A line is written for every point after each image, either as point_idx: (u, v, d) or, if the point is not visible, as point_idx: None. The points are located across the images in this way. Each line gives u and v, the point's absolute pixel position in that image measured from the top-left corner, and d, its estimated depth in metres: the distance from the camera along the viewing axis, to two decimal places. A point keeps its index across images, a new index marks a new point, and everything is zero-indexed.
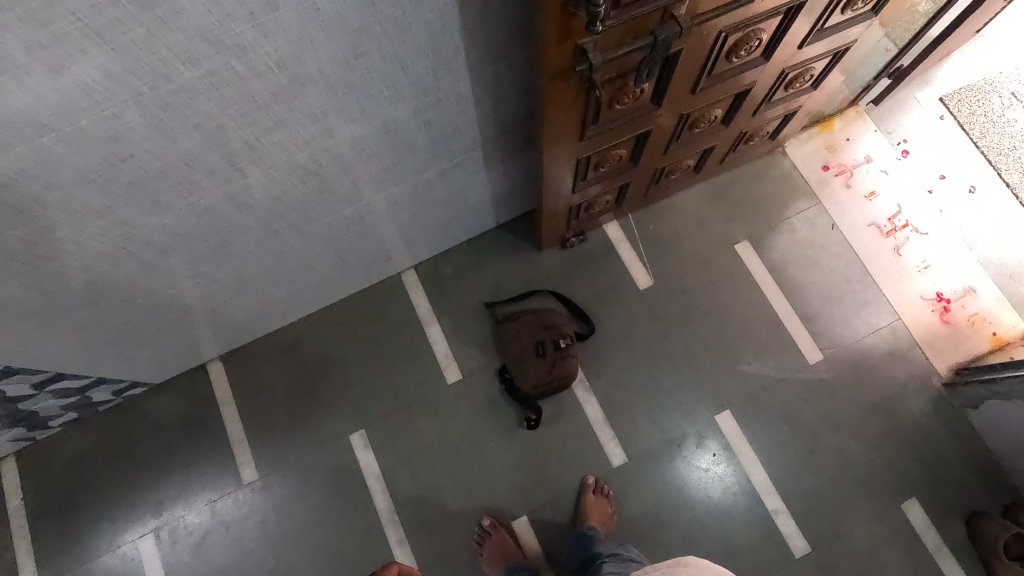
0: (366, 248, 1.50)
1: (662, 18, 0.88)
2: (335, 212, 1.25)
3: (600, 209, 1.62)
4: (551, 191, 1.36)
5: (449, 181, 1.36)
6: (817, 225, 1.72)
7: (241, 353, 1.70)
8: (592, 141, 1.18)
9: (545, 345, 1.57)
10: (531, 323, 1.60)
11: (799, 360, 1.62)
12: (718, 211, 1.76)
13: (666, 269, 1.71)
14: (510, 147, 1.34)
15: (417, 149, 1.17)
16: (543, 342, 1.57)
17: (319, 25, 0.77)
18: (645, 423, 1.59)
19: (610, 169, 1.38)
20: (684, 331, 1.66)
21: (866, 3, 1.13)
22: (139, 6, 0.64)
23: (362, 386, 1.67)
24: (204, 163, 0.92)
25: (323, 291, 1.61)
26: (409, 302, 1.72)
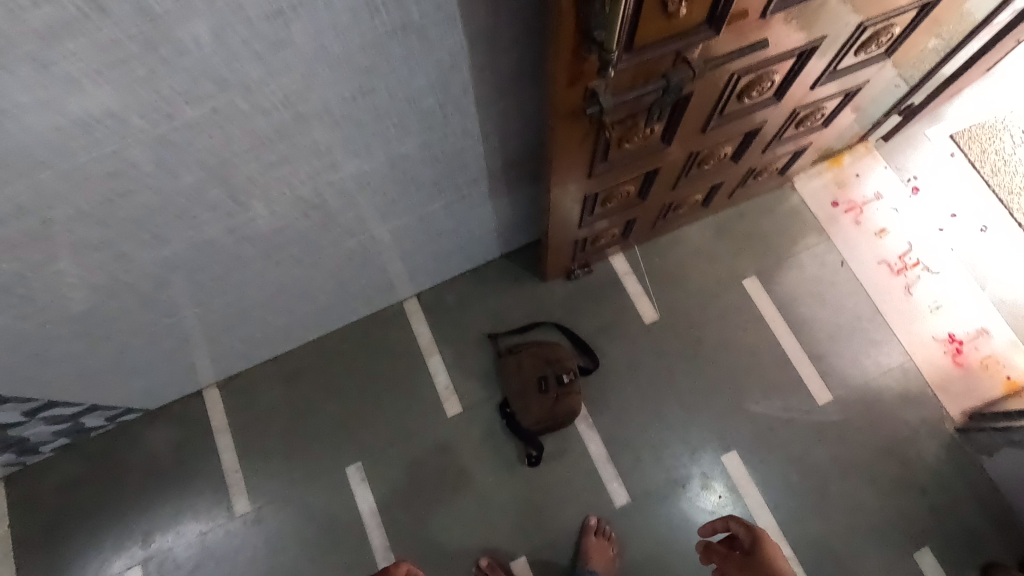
0: (368, 278, 1.48)
1: (675, 62, 0.86)
2: (338, 244, 1.23)
3: (606, 242, 1.59)
4: (557, 225, 1.34)
5: (454, 214, 1.34)
6: (826, 262, 1.70)
7: (238, 380, 1.67)
8: (601, 178, 1.17)
9: (548, 381, 1.53)
10: (535, 357, 1.57)
11: (808, 401, 1.58)
12: (726, 246, 1.74)
13: (672, 304, 1.68)
14: (517, 181, 1.32)
15: (423, 182, 1.15)
16: (546, 377, 1.54)
17: (327, 64, 0.76)
18: (650, 462, 1.55)
19: (617, 204, 1.36)
20: (690, 368, 1.63)
21: (880, 45, 1.12)
22: (142, 46, 0.63)
23: (360, 416, 1.64)
24: (205, 198, 0.90)
25: (324, 319, 1.59)
26: (410, 331, 1.70)
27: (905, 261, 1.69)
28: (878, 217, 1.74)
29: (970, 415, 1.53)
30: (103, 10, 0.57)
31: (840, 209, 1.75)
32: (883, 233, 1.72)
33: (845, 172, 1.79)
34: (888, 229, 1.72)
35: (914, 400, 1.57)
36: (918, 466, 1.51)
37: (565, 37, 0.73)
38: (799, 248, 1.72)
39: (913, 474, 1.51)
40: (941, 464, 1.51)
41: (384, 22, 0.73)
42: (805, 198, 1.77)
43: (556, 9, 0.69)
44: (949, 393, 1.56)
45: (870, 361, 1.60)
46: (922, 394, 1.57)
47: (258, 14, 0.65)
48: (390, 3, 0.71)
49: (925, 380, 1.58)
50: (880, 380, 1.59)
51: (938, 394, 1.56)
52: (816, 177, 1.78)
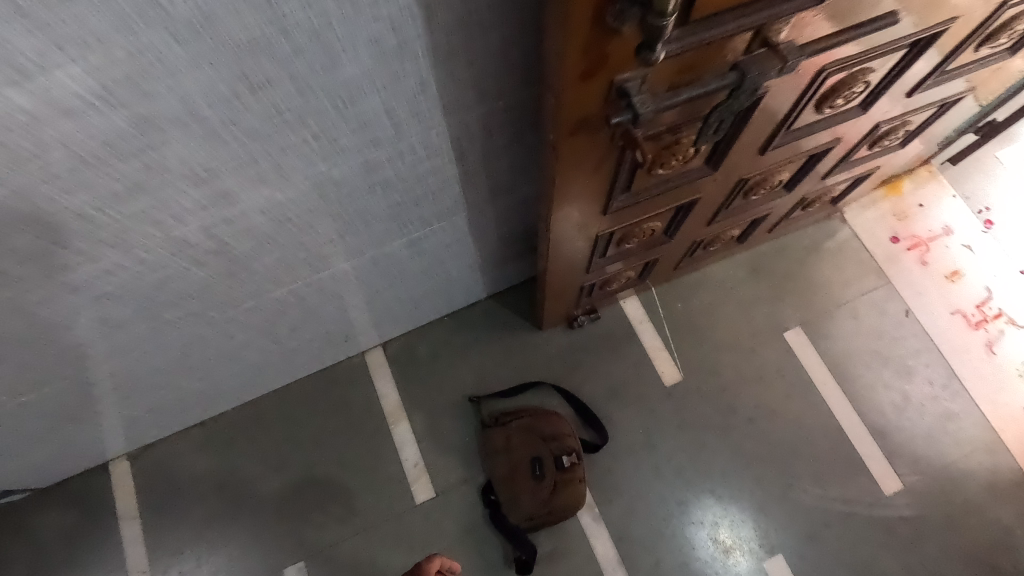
0: (314, 330, 1.15)
1: (749, 45, 0.55)
2: (261, 295, 0.91)
3: (618, 285, 1.28)
4: (558, 269, 1.02)
5: (422, 253, 1.03)
6: (886, 312, 1.38)
7: (155, 450, 1.34)
8: (620, 214, 0.85)
9: (543, 463, 1.21)
10: (528, 431, 1.25)
11: (871, 490, 1.25)
12: (763, 289, 1.42)
13: (698, 361, 1.36)
14: (506, 212, 1.01)
15: (373, 217, 0.84)
16: (542, 459, 1.22)
17: (170, 33, 0.45)
18: (671, 567, 1.22)
19: (637, 244, 1.04)
20: (721, 444, 1.30)
21: (1008, 37, 0.81)
22: None
23: (306, 500, 1.31)
24: (16, 245, 0.58)
25: (263, 378, 1.26)
26: (373, 390, 1.37)
27: (985, 312, 1.37)
28: (948, 257, 1.42)
29: None
30: None
31: (901, 247, 1.43)
32: (955, 277, 1.40)
33: (906, 202, 1.47)
34: (961, 272, 1.41)
35: (1006, 492, 1.24)
36: None
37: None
38: (853, 294, 1.40)
39: None
40: None
41: None
42: (858, 232, 1.45)
43: None
44: None
45: (947, 439, 1.28)
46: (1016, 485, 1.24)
47: None
48: None
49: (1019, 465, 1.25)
50: (961, 464, 1.26)
51: None
52: (870, 207, 1.47)
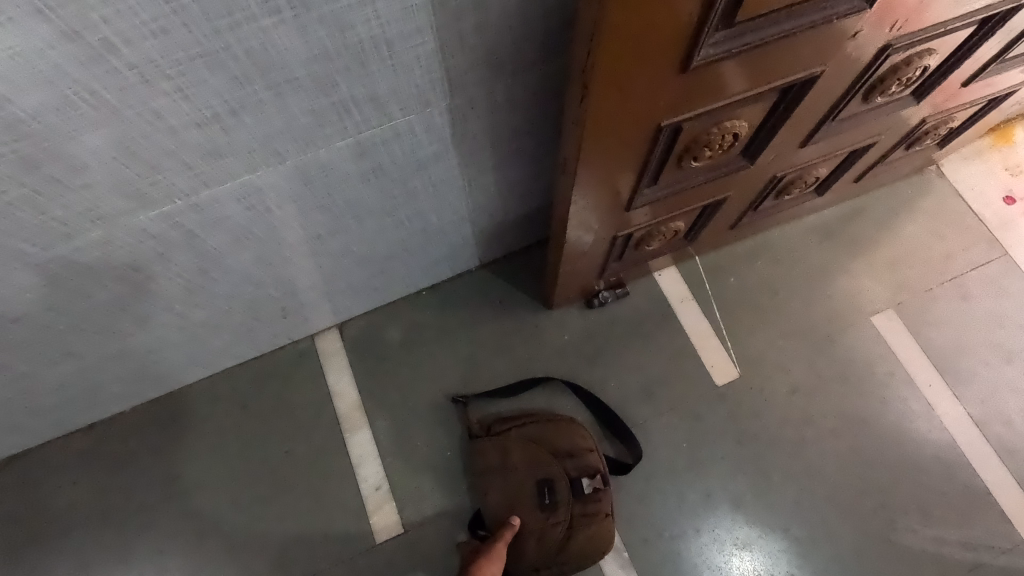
0: (228, 297, 0.80)
1: None
2: (111, 221, 0.56)
3: (658, 245, 0.93)
4: (586, 200, 0.68)
5: (381, 174, 0.68)
6: (1005, 291, 1.05)
7: (21, 465, 0.98)
8: (704, 80, 0.50)
9: (556, 489, 0.89)
10: (534, 443, 0.92)
11: (1002, 531, 0.91)
12: (842, 260, 1.08)
13: (759, 353, 1.02)
14: (509, 112, 0.66)
15: (287, 76, 0.49)
16: (553, 483, 0.89)
17: None
18: None
19: (704, 166, 0.69)
20: (795, 465, 0.95)
21: None
22: None
23: (225, 536, 0.95)
24: None
25: (165, 366, 0.91)
26: (323, 385, 1.02)
27: None
28: None
29: None
30: None
31: (1018, 209, 1.11)
32: None
33: (1020, 153, 1.15)
34: None
35: None
36: None
37: None
38: (960, 268, 1.07)
39: None
40: None
41: None
42: (961, 190, 1.12)
43: None
44: None
45: None
46: None
47: None
48: None
49: None
50: None
51: None
52: (975, 160, 1.14)
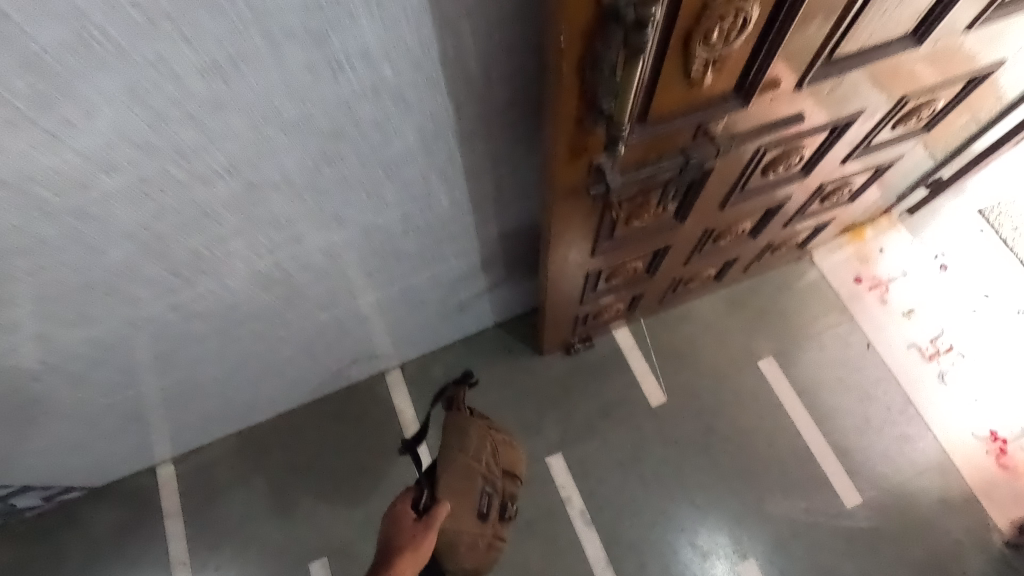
0: (344, 351, 1.32)
1: (694, 136, 0.73)
2: (308, 317, 1.09)
3: (609, 316, 1.44)
4: (556, 301, 1.20)
5: (441, 285, 1.21)
6: (850, 343, 1.55)
7: (197, 456, 1.51)
8: (639, 245, 1.03)
9: (496, 504, 0.85)
10: (488, 450, 0.87)
11: (834, 503, 1.40)
12: (741, 321, 1.59)
13: (681, 385, 1.53)
14: (513, 252, 1.19)
15: (405, 254, 1.02)
16: (494, 493, 0.86)
17: (281, 128, 0.63)
18: (654, 568, 1.36)
19: (622, 279, 1.22)
20: (702, 460, 1.45)
21: (919, 120, 0.99)
22: (38, 108, 0.49)
23: (330, 503, 1.46)
24: (142, 274, 0.77)
25: (295, 392, 1.43)
26: (391, 405, 1.54)
27: (937, 346, 1.54)
28: (903, 297, 1.60)
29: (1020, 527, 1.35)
30: None
31: (863, 287, 1.61)
32: (911, 314, 1.58)
33: (867, 246, 1.66)
34: (915, 310, 1.59)
35: (956, 508, 1.39)
36: None
37: (567, 104, 0.60)
38: (820, 327, 1.57)
39: None
40: None
41: (352, 81, 0.61)
42: (825, 272, 1.64)
43: (557, 77, 0.56)
44: (991, 499, 1.39)
45: (903, 460, 1.43)
46: (962, 501, 1.39)
47: (189, 70, 0.52)
48: (358, 62, 0.58)
49: (967, 482, 1.41)
50: (916, 482, 1.41)
51: (981, 500, 1.39)
52: (837, 251, 1.66)
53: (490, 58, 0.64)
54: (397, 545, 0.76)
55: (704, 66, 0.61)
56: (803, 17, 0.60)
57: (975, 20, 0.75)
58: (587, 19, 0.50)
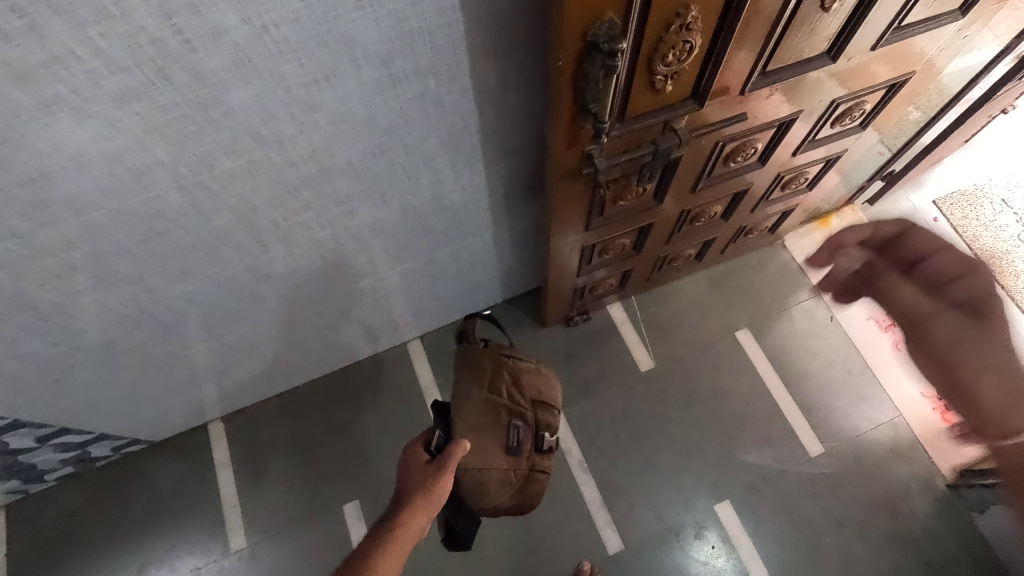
0: (375, 320, 1.54)
1: (663, 130, 0.95)
2: (350, 285, 1.30)
3: (603, 291, 1.66)
4: (557, 274, 1.41)
5: (460, 262, 1.42)
6: (815, 316, 1.77)
7: (244, 414, 1.72)
8: (625, 222, 1.25)
9: (525, 438, 0.97)
10: (508, 384, 0.97)
11: (800, 452, 1.61)
12: (721, 298, 1.81)
13: (667, 353, 1.74)
14: (521, 234, 1.40)
15: (433, 232, 1.23)
16: (525, 429, 0.97)
17: (352, 124, 0.85)
18: (643, 509, 1.56)
19: (613, 255, 1.43)
20: (685, 417, 1.66)
21: (854, 118, 1.21)
22: (196, 107, 0.72)
23: (360, 455, 1.67)
24: (233, 239, 0.98)
25: (330, 357, 1.65)
26: (412, 371, 1.75)
27: None
28: None
29: (961, 471, 1.55)
30: (164, 75, 0.66)
31: None
32: None
33: (833, 233, 1.88)
34: None
35: (904, 456, 1.59)
36: (910, 522, 1.52)
37: (564, 107, 0.82)
38: (790, 303, 1.79)
39: (906, 531, 1.51)
40: (934, 522, 1.52)
41: (406, 90, 0.82)
42: (795, 255, 1.85)
43: (556, 87, 0.78)
44: (939, 449, 1.59)
45: (860, 416, 1.64)
46: (912, 451, 1.60)
47: (297, 82, 0.74)
48: (412, 75, 0.80)
49: (915, 434, 1.61)
50: (870, 434, 1.62)
51: (929, 450, 1.59)
52: (806, 237, 1.88)
53: (507, 72, 0.86)
54: (418, 477, 0.89)
55: (665, 78, 0.82)
56: (736, 42, 0.82)
57: (878, 41, 0.97)
58: (577, 47, 0.72)
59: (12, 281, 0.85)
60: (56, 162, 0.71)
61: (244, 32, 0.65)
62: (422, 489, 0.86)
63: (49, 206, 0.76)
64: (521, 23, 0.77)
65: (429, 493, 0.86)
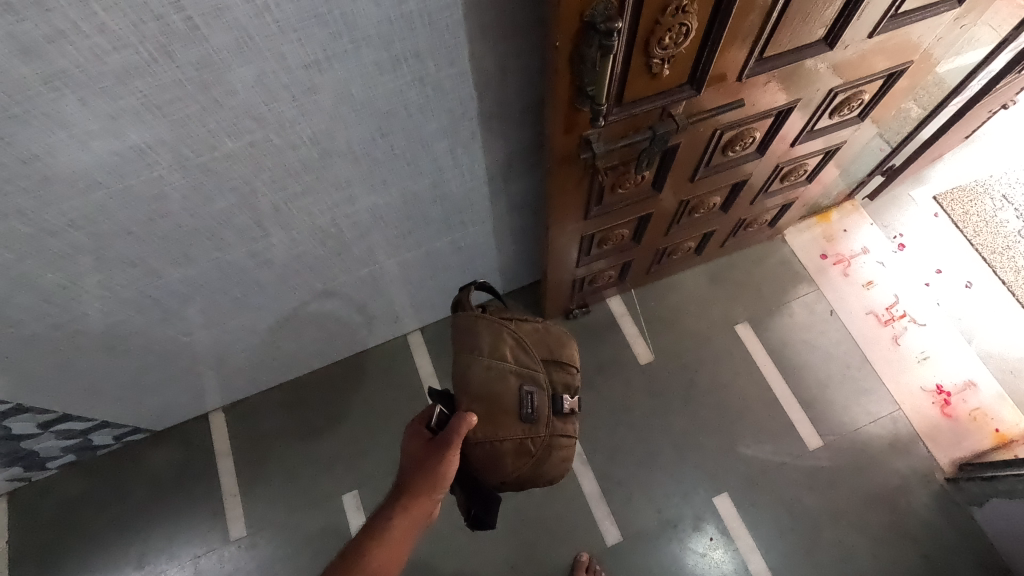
0: (375, 310, 1.54)
1: (660, 116, 0.96)
2: (351, 273, 1.31)
3: (602, 283, 1.66)
4: (557, 265, 1.42)
5: (460, 253, 1.43)
6: (815, 310, 1.77)
7: (245, 404, 1.73)
8: (623, 212, 1.26)
9: (539, 403, 0.94)
10: (513, 348, 0.95)
11: (798, 445, 1.61)
12: (720, 292, 1.81)
13: (667, 346, 1.75)
14: (521, 224, 1.41)
15: (433, 220, 1.24)
16: (540, 394, 0.95)
17: (351, 108, 0.86)
18: (642, 500, 1.57)
19: (613, 245, 1.44)
20: (684, 410, 1.66)
21: (852, 109, 1.22)
22: (198, 87, 0.73)
23: (360, 447, 1.67)
24: (234, 223, 1.00)
25: (331, 348, 1.65)
26: (412, 363, 1.76)
27: (893, 312, 1.75)
28: (865, 271, 1.81)
29: (960, 465, 1.55)
30: (166, 52, 0.67)
31: (828, 262, 1.83)
32: (871, 285, 1.79)
33: (833, 227, 1.88)
34: (875, 282, 1.80)
35: (903, 449, 1.59)
36: (909, 516, 1.52)
37: (561, 90, 0.83)
38: (790, 297, 1.80)
39: (905, 524, 1.51)
40: (933, 515, 1.52)
41: (405, 73, 0.83)
42: (795, 250, 1.86)
43: (553, 69, 0.79)
44: (938, 443, 1.59)
45: (859, 410, 1.64)
46: (911, 444, 1.59)
47: (297, 62, 0.75)
48: (411, 57, 0.81)
49: (915, 428, 1.61)
50: (869, 428, 1.62)
51: (928, 444, 1.59)
52: (805, 231, 1.88)
53: (506, 57, 0.87)
54: (422, 459, 0.86)
55: (661, 61, 0.83)
56: (732, 29, 0.83)
57: (874, 30, 0.97)
58: (574, 27, 0.73)
59: (16, 261, 0.87)
60: (60, 140, 0.72)
61: (245, 9, 0.66)
62: (426, 473, 0.84)
63: (53, 184, 0.78)
64: (519, 6, 0.78)
65: (436, 476, 0.84)
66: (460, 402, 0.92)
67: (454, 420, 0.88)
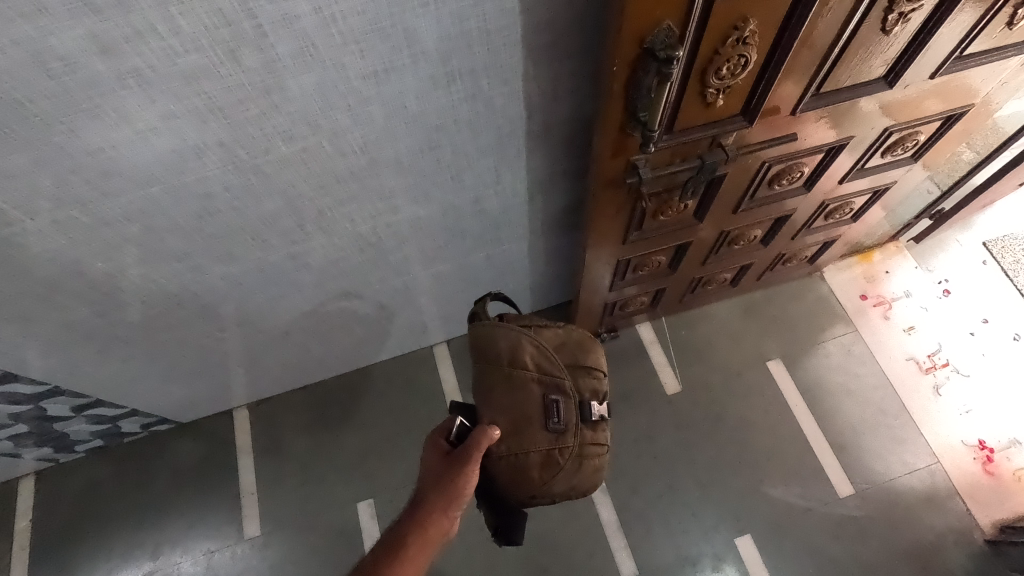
0: (405, 320, 1.55)
1: (710, 146, 0.95)
2: (385, 282, 1.32)
3: (633, 308, 1.64)
4: (590, 289, 1.40)
5: (494, 269, 1.42)
6: (851, 352, 1.72)
7: (268, 403, 1.75)
8: (662, 239, 1.24)
9: (565, 410, 0.92)
10: (534, 354, 0.93)
11: (827, 491, 1.55)
12: (753, 327, 1.78)
13: (695, 378, 1.71)
14: (558, 244, 1.40)
15: (470, 234, 1.24)
16: (566, 402, 0.92)
17: (403, 120, 0.87)
18: (662, 535, 1.52)
19: (647, 272, 1.42)
20: (709, 444, 1.62)
21: (906, 149, 1.19)
22: (259, 91, 0.75)
23: (378, 454, 1.67)
24: (279, 225, 1.01)
25: (358, 353, 1.66)
26: (437, 374, 1.76)
27: (934, 360, 1.69)
28: (906, 315, 1.76)
29: (1001, 527, 1.47)
30: (235, 57, 0.69)
31: (868, 303, 1.78)
32: (912, 331, 1.73)
33: (874, 268, 1.84)
34: (915, 327, 1.74)
35: (940, 505, 1.52)
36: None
37: (613, 115, 0.83)
38: (825, 337, 1.75)
39: None
40: None
41: (459, 89, 0.84)
42: (833, 289, 1.82)
43: (608, 94, 0.79)
44: (978, 502, 1.51)
45: (894, 460, 1.58)
46: (949, 501, 1.52)
47: (357, 73, 0.76)
48: (466, 74, 0.82)
49: (954, 484, 1.54)
50: (904, 479, 1.56)
51: (968, 502, 1.51)
52: (844, 271, 1.84)
53: (559, 78, 0.87)
54: (436, 473, 0.85)
55: (716, 91, 0.83)
56: (789, 65, 0.82)
57: (937, 71, 0.95)
58: (633, 54, 0.73)
59: (71, 248, 0.89)
60: (125, 135, 0.74)
61: (313, 20, 0.67)
62: (443, 489, 0.83)
63: (114, 177, 0.80)
64: (577, 29, 0.79)
65: (452, 492, 0.83)
66: (482, 416, 0.91)
67: (473, 434, 0.87)
